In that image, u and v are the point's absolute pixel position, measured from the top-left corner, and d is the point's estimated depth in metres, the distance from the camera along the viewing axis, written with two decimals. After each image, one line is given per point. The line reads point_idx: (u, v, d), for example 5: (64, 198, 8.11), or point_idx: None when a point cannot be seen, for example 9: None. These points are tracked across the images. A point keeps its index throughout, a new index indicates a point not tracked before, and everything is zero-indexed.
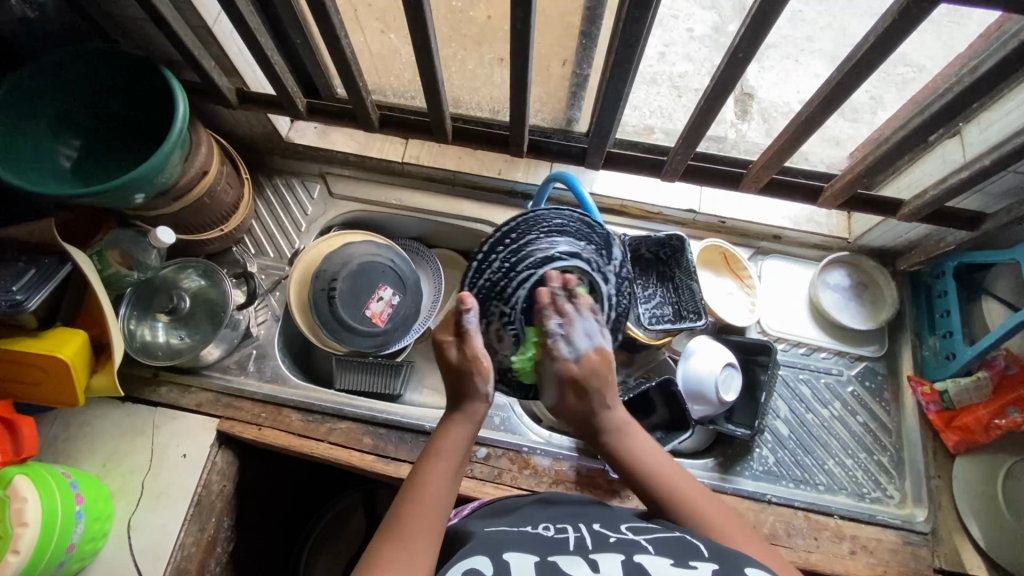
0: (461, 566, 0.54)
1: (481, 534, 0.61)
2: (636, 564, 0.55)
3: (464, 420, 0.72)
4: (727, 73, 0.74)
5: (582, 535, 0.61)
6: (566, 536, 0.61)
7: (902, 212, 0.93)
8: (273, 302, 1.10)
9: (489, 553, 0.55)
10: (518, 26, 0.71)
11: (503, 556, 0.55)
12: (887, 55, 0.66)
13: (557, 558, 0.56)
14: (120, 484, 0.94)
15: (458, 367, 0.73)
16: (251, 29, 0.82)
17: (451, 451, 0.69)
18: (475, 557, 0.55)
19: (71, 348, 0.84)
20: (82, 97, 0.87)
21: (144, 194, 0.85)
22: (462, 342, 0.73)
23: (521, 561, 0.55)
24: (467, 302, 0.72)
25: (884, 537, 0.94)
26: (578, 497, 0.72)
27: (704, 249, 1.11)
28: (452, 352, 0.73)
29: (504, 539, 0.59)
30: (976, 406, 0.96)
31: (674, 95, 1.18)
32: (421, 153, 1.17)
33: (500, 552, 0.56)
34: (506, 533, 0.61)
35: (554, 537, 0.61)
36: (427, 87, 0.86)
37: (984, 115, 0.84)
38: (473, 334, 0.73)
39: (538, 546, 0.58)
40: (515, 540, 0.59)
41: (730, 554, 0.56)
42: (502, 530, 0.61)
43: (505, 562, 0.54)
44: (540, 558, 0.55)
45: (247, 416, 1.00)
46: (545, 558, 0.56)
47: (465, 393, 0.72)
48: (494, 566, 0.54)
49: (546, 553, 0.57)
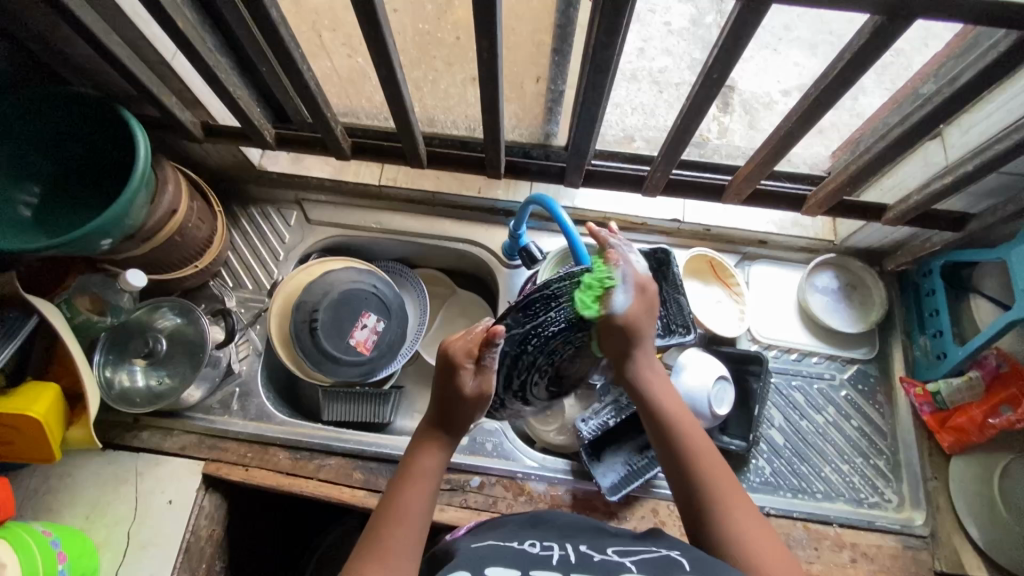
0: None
1: (464, 551, 0.58)
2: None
3: (439, 439, 0.69)
4: (703, 92, 0.73)
5: (567, 550, 0.60)
6: (552, 551, 0.59)
7: (886, 216, 0.92)
8: (254, 337, 1.07)
9: (471, 568, 0.54)
10: (485, 53, 0.69)
11: (486, 571, 0.54)
12: (864, 71, 0.65)
13: (539, 574, 0.54)
14: (105, 536, 0.91)
15: (470, 398, 0.67)
16: (210, 66, 0.79)
17: (425, 474, 0.66)
18: (456, 573, 0.54)
19: (43, 404, 0.81)
20: (38, 141, 0.84)
21: (111, 239, 0.82)
22: (481, 374, 0.67)
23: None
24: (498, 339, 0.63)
25: (883, 543, 0.94)
26: (589, 520, 0.68)
27: (691, 259, 1.09)
28: (471, 381, 0.66)
29: (486, 553, 0.57)
30: (969, 405, 0.95)
31: (655, 92, 1.11)
32: (398, 175, 1.15)
33: (482, 567, 0.55)
34: (488, 548, 0.58)
35: (539, 551, 0.59)
36: (395, 113, 0.84)
37: (966, 117, 0.83)
38: (493, 370, 0.67)
39: (521, 560, 0.56)
40: (501, 554, 0.57)
41: (711, 567, 0.55)
42: (486, 545, 0.59)
43: None
44: (522, 574, 0.54)
45: (233, 457, 0.97)
46: (527, 574, 0.54)
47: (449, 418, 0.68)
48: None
49: (528, 567, 0.55)
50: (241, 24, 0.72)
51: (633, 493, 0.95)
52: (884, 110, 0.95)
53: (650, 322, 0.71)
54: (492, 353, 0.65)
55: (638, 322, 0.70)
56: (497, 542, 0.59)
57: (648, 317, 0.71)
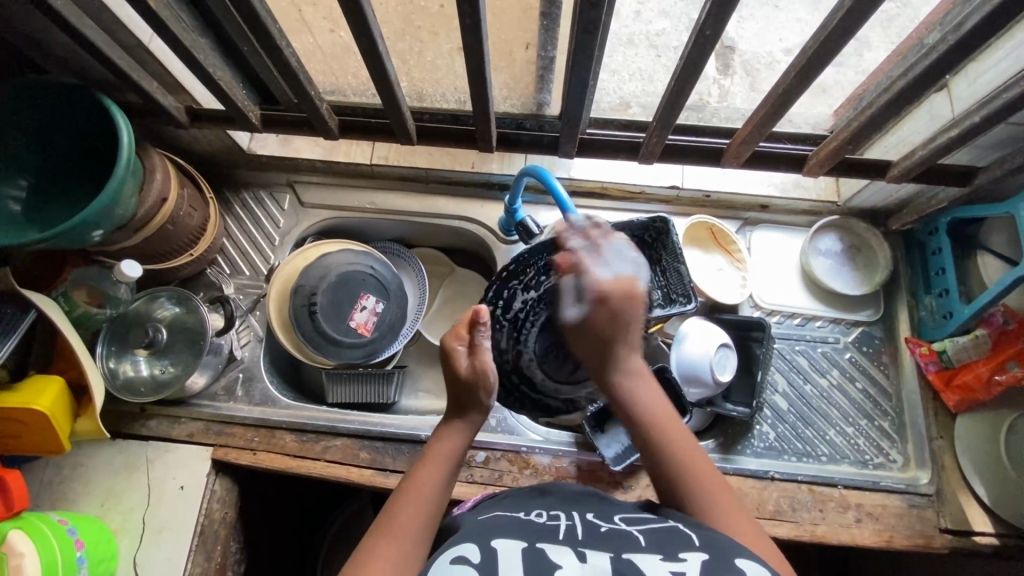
0: (449, 555, 0.53)
1: (472, 522, 0.59)
2: (625, 562, 0.53)
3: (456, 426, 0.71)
4: (697, 51, 0.70)
5: (575, 520, 0.60)
6: (559, 521, 0.59)
7: (891, 173, 0.90)
8: (254, 323, 1.08)
9: (477, 540, 0.54)
10: (468, 21, 0.67)
11: (491, 543, 0.54)
12: (867, 19, 0.62)
13: (545, 547, 0.54)
14: (120, 522, 0.93)
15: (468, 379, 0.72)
16: (186, 46, 0.76)
17: (444, 457, 0.68)
18: (463, 545, 0.54)
19: (48, 398, 0.81)
20: (19, 133, 0.83)
21: (103, 230, 0.81)
22: (474, 353, 0.73)
23: (511, 548, 0.54)
24: (483, 318, 0.73)
25: (888, 502, 0.94)
26: (592, 489, 0.69)
27: (691, 226, 1.08)
28: (464, 362, 0.73)
29: (494, 525, 0.57)
30: (975, 363, 0.94)
31: (652, 56, 1.07)
32: (389, 152, 1.12)
33: (489, 539, 0.55)
34: (497, 520, 0.58)
35: (547, 522, 0.59)
36: (381, 89, 0.82)
37: (972, 66, 0.80)
38: (486, 347, 0.73)
39: (527, 532, 0.56)
40: (508, 526, 0.57)
41: (722, 542, 0.55)
42: (492, 516, 0.60)
43: (494, 551, 0.53)
44: (529, 547, 0.54)
45: (240, 442, 0.99)
46: (534, 546, 0.54)
47: (464, 401, 0.72)
48: (482, 555, 0.53)
49: (535, 540, 0.55)
50: (218, 4, 0.70)
51: (638, 462, 0.96)
52: (888, 63, 0.92)
53: (624, 327, 0.72)
54: (482, 332, 0.74)
55: (606, 326, 0.72)
56: (505, 514, 0.59)
57: (621, 324, 0.72)
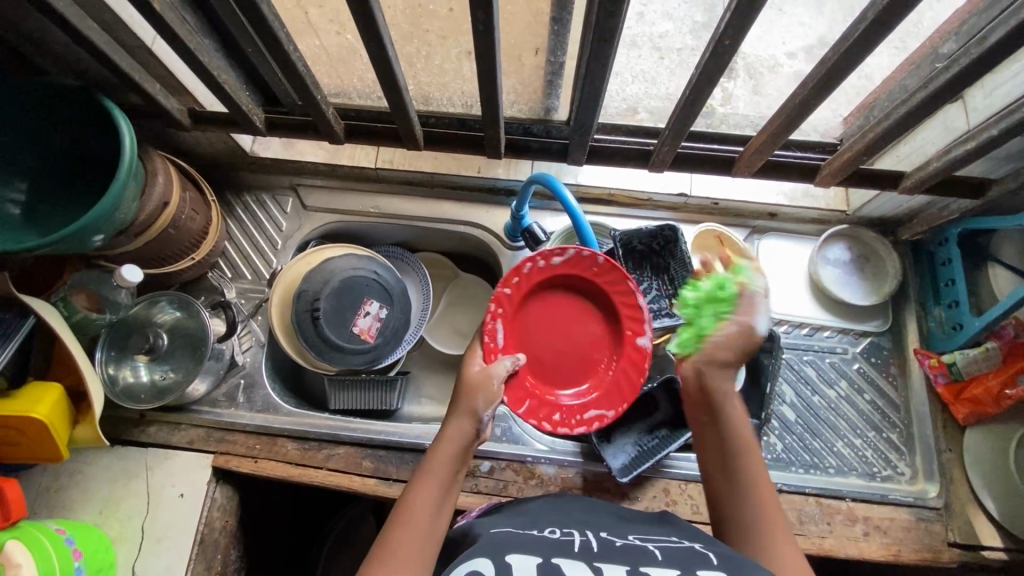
0: (463, 567, 0.52)
1: (485, 535, 0.58)
2: None
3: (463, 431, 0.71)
4: (712, 60, 0.68)
5: (589, 536, 0.58)
6: (573, 537, 0.58)
7: (903, 184, 0.89)
8: (256, 328, 1.06)
9: (490, 554, 0.53)
10: (480, 27, 0.65)
11: (505, 557, 0.53)
12: (889, 31, 0.61)
13: (560, 562, 0.53)
14: (119, 530, 0.91)
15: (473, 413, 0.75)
16: (190, 49, 0.75)
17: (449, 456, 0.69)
18: (477, 559, 0.53)
19: (46, 405, 0.80)
20: (18, 135, 0.82)
21: (104, 234, 0.79)
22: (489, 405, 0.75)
23: (525, 563, 0.52)
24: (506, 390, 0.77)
25: (897, 516, 0.93)
26: (605, 504, 0.68)
27: (698, 234, 1.07)
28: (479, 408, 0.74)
29: (506, 539, 0.56)
30: (986, 375, 0.94)
31: (656, 58, 1.06)
32: (394, 156, 1.13)
33: (503, 553, 0.54)
34: (509, 534, 0.57)
35: (560, 537, 0.58)
36: (389, 95, 0.80)
37: (989, 78, 0.79)
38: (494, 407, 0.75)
39: (541, 546, 0.55)
40: (522, 540, 0.56)
41: (741, 560, 0.53)
42: (504, 530, 0.59)
43: (508, 565, 0.52)
44: (543, 561, 0.53)
45: (241, 449, 0.97)
46: (548, 561, 0.53)
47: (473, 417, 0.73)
48: (494, 567, 0.52)
49: (549, 554, 0.54)
50: (225, 7, 0.69)
51: (644, 473, 0.95)
52: (901, 72, 0.91)
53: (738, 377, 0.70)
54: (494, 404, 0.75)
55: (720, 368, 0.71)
56: (517, 529, 0.58)
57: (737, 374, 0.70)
